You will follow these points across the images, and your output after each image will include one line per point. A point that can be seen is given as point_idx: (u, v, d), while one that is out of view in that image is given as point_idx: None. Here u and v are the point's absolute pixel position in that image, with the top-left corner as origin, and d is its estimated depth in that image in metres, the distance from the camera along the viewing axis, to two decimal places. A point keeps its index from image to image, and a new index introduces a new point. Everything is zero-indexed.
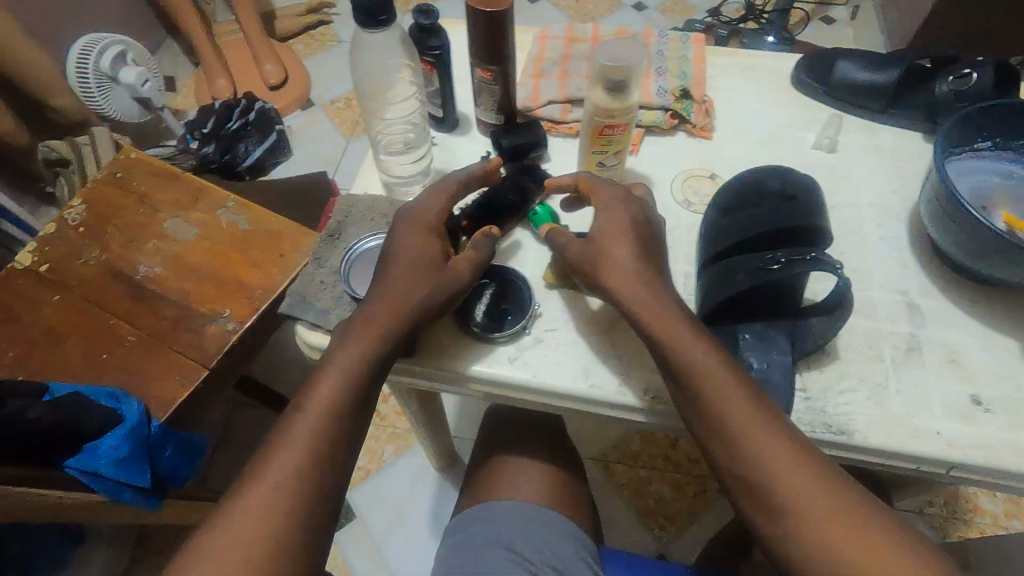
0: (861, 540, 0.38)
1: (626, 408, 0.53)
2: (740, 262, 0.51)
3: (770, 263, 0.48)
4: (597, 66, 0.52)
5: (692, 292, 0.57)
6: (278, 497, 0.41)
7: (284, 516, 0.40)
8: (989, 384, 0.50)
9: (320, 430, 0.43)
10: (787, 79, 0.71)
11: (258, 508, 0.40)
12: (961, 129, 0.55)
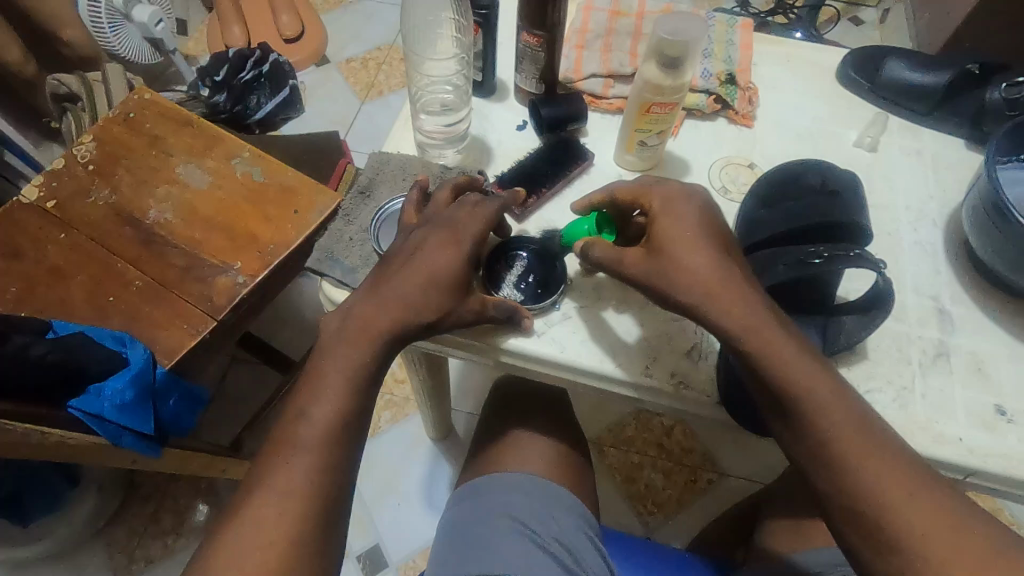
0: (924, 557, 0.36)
1: (649, 392, 0.53)
2: (782, 254, 0.50)
3: (810, 258, 0.48)
4: (655, 39, 0.50)
5: None
6: (305, 475, 0.41)
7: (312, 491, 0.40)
8: (1013, 396, 0.50)
9: (344, 393, 0.43)
10: (832, 73, 0.70)
11: (285, 485, 0.40)
12: (1012, 138, 0.54)
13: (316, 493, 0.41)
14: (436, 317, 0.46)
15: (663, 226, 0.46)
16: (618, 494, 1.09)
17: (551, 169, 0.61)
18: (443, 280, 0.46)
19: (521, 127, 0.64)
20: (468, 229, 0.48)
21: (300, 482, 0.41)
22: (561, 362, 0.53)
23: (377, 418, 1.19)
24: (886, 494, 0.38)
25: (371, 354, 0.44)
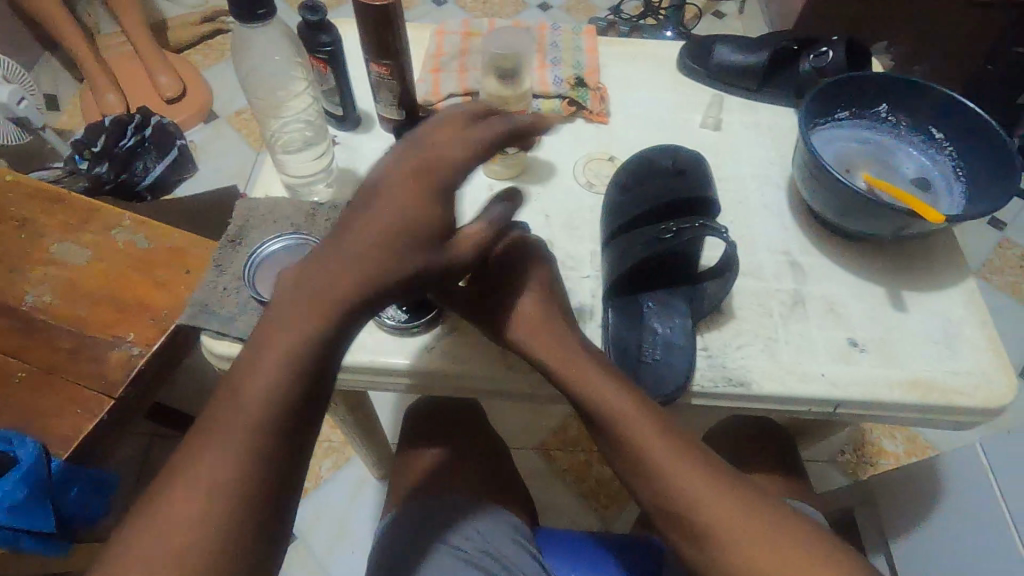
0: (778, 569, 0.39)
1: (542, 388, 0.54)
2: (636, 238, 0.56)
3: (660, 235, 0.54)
4: (489, 55, 0.54)
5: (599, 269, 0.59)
6: (203, 492, 0.35)
7: (217, 510, 0.34)
8: (863, 327, 0.56)
9: (265, 399, 0.36)
10: (674, 65, 0.75)
11: (181, 501, 0.34)
12: (822, 102, 0.61)
13: (219, 512, 0.34)
14: (365, 306, 0.40)
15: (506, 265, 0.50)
16: (570, 496, 1.10)
17: None
18: (377, 262, 0.40)
19: (389, 154, 0.66)
20: (393, 201, 0.41)
21: (194, 524, 0.34)
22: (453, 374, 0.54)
23: (317, 468, 1.15)
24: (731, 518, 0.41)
25: None
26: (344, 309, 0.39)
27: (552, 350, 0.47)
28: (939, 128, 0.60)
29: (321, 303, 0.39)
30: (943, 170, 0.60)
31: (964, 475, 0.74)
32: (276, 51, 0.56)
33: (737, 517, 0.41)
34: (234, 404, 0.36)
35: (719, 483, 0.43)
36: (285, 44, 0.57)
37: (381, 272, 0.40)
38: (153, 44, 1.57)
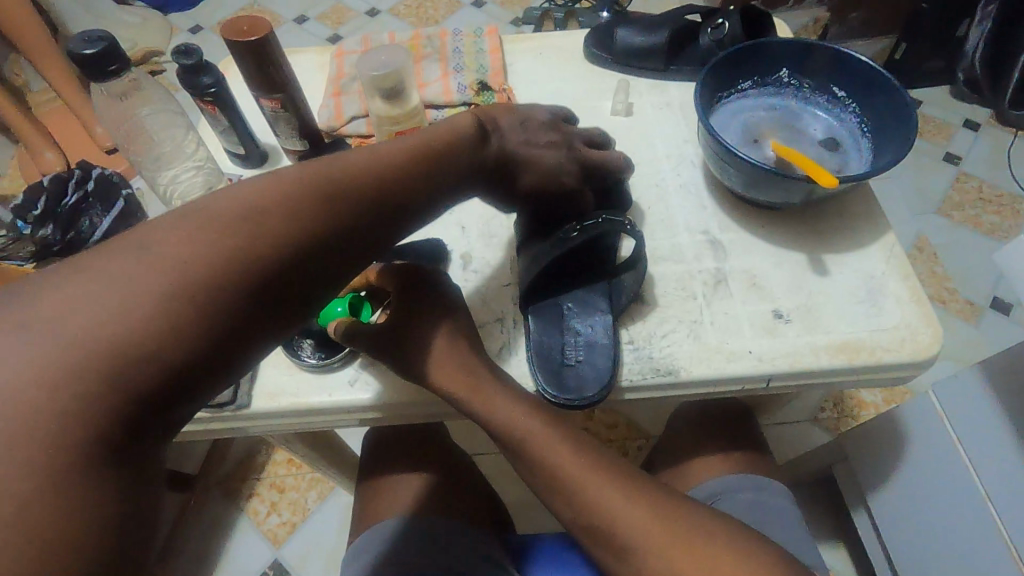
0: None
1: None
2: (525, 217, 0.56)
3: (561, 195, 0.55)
4: (368, 77, 0.52)
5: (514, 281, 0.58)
6: (153, 300, 0.32)
7: (153, 329, 0.32)
8: (785, 297, 0.55)
9: (249, 259, 0.36)
10: (581, 55, 0.74)
11: (133, 299, 0.32)
12: (720, 76, 0.60)
13: (152, 331, 0.32)
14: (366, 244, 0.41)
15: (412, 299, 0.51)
16: None
17: None
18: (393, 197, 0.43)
19: None
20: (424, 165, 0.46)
21: (123, 321, 0.32)
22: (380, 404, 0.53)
23: (303, 501, 1.14)
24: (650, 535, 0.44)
25: None
26: (289, 234, 0.37)
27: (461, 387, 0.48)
28: (840, 86, 0.60)
29: (350, 206, 0.40)
30: (850, 128, 0.60)
31: (921, 420, 0.74)
32: (149, 100, 0.58)
33: (656, 530, 0.45)
34: (218, 244, 0.35)
35: (639, 501, 0.46)
36: (158, 94, 0.59)
37: (331, 210, 0.39)
38: (83, 94, 1.52)
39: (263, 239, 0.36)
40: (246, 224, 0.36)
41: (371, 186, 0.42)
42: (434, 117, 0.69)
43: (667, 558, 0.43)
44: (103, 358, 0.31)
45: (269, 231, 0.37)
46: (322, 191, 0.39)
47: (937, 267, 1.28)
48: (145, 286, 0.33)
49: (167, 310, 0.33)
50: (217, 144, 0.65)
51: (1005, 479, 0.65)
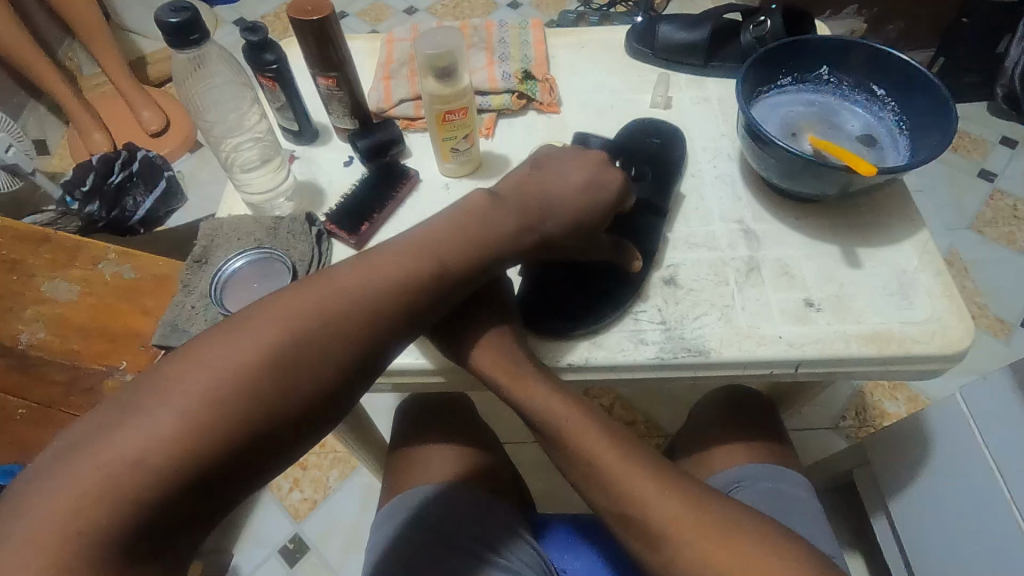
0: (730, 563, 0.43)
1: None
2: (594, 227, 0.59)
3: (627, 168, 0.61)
4: (422, 57, 0.55)
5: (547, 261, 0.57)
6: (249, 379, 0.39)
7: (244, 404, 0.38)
8: (817, 287, 0.57)
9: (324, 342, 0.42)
10: (622, 50, 0.76)
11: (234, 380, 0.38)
12: (761, 70, 0.62)
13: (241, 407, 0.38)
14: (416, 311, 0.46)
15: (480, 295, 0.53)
16: None
17: (376, 195, 0.63)
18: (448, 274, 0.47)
19: (347, 163, 0.68)
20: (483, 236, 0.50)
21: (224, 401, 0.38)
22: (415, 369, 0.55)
23: (325, 479, 1.17)
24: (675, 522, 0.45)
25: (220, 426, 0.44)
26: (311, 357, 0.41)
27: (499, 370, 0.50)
28: (881, 84, 0.61)
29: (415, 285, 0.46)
30: (888, 125, 0.61)
31: (948, 426, 0.74)
32: (218, 74, 0.62)
33: (685, 518, 0.45)
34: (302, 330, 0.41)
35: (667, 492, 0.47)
36: (227, 67, 0.62)
37: (350, 326, 0.42)
38: (133, 79, 1.58)
39: (286, 363, 0.40)
40: (275, 346, 0.40)
41: (391, 299, 0.44)
42: (479, 103, 0.71)
43: (696, 545, 0.44)
44: (187, 442, 0.36)
45: (294, 353, 0.40)
46: (346, 307, 0.43)
47: (968, 281, 1.27)
48: (188, 404, 0.37)
49: (202, 427, 0.37)
50: (275, 121, 0.69)
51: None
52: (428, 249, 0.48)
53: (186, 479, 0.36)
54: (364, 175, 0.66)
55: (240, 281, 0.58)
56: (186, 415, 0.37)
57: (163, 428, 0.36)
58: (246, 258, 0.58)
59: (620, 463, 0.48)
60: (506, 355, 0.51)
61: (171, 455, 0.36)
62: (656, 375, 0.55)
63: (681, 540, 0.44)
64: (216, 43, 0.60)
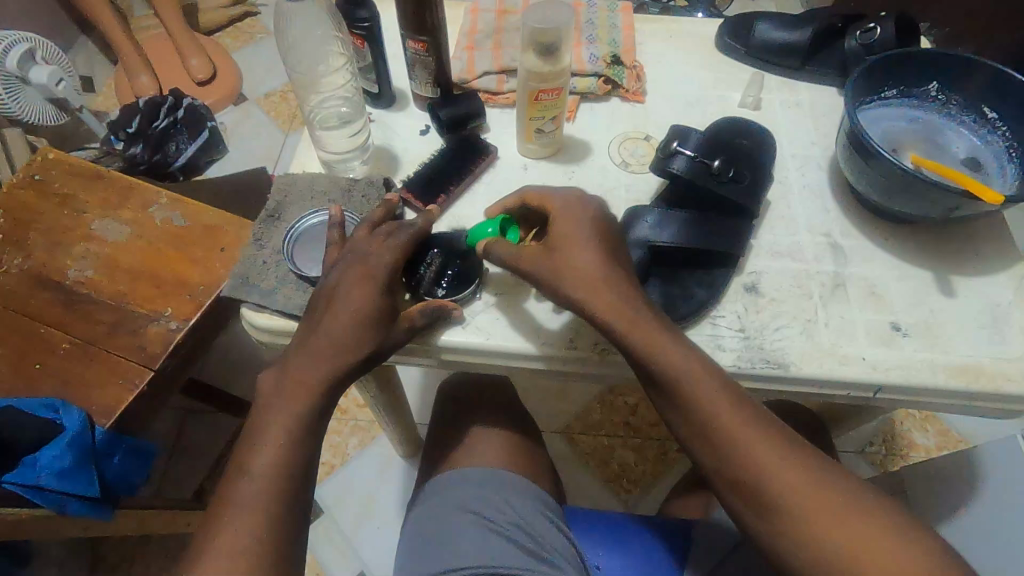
0: (830, 533, 0.42)
1: (576, 362, 0.54)
2: (675, 212, 0.55)
3: (712, 159, 0.55)
4: (528, 29, 0.53)
5: (653, 223, 0.55)
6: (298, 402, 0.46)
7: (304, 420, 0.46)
8: (905, 311, 0.54)
9: (330, 344, 0.46)
10: (712, 44, 0.74)
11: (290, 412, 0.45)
12: (870, 80, 0.59)
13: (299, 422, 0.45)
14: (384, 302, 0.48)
15: (565, 230, 0.49)
16: (595, 481, 1.15)
17: (456, 168, 0.62)
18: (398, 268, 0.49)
19: (424, 132, 0.66)
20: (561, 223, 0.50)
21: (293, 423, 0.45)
22: (489, 349, 0.54)
23: (344, 445, 1.17)
24: (776, 479, 0.44)
25: (307, 404, 0.46)
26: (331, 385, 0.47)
27: (611, 304, 0.48)
28: (993, 108, 0.58)
29: (365, 275, 0.48)
30: (996, 151, 0.58)
31: (1000, 466, 0.72)
32: (321, 27, 0.60)
33: (789, 475, 0.44)
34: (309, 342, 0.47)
35: (772, 449, 0.46)
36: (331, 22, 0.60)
37: (345, 357, 0.47)
38: (185, 25, 1.57)
39: (318, 399, 0.46)
40: (302, 390, 0.46)
41: (369, 318, 0.47)
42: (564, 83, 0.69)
43: (803, 510, 0.43)
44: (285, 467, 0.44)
45: (317, 388, 0.46)
46: (338, 339, 0.46)
47: None
48: (271, 455, 0.44)
49: (285, 462, 0.44)
50: None
51: None
52: (365, 278, 0.48)
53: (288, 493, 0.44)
54: (442, 147, 0.64)
55: (312, 239, 0.57)
56: (274, 466, 0.44)
57: (264, 481, 0.43)
58: (320, 218, 0.57)
59: (730, 407, 0.46)
60: (612, 290, 0.48)
61: (279, 495, 0.44)
62: (729, 383, 0.53)
63: (786, 502, 0.44)
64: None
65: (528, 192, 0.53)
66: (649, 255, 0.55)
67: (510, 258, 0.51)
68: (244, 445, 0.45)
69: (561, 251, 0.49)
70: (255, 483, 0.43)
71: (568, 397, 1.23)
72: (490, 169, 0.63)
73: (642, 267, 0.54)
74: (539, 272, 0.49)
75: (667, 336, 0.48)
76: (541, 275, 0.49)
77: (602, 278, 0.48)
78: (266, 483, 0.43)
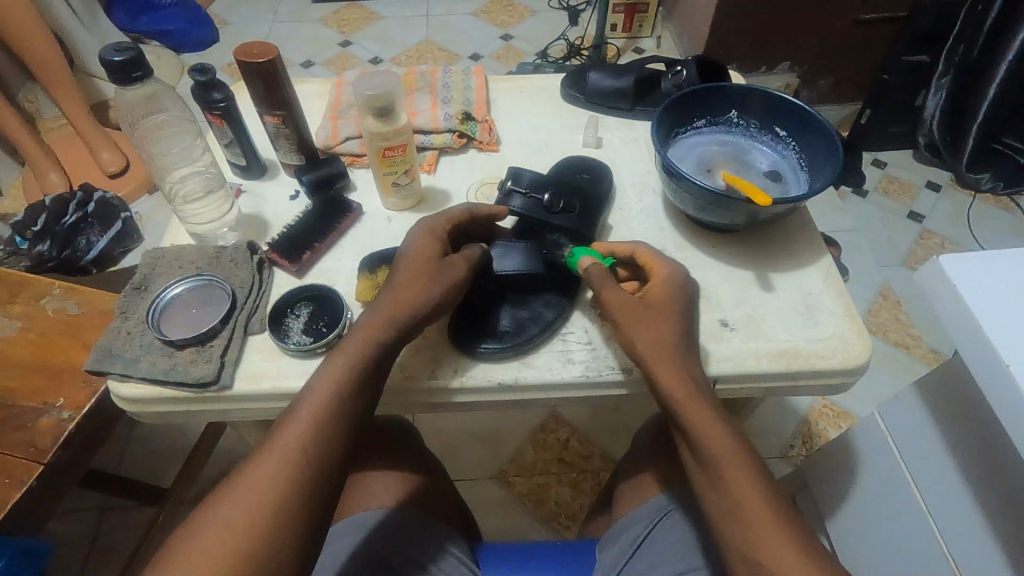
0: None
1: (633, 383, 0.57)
2: (517, 244, 0.61)
3: (542, 193, 0.61)
4: (362, 97, 0.59)
5: (501, 257, 0.61)
6: (302, 442, 0.47)
7: (303, 462, 0.46)
8: (732, 309, 0.61)
9: (335, 394, 0.49)
10: (558, 95, 0.82)
11: (288, 449, 0.46)
12: (677, 114, 0.68)
13: (304, 463, 0.46)
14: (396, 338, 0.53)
15: (654, 296, 0.56)
16: (534, 520, 1.13)
17: (321, 226, 0.66)
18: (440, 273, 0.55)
19: (293, 197, 0.70)
20: (654, 296, 0.56)
21: (284, 463, 0.46)
22: (505, 381, 0.57)
23: None
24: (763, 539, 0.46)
25: (312, 439, 0.47)
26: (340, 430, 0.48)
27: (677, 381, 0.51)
28: (782, 127, 0.67)
29: (377, 324, 0.52)
30: (791, 163, 0.67)
31: (871, 444, 0.76)
32: (166, 109, 0.66)
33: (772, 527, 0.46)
34: (309, 398, 0.49)
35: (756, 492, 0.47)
36: (175, 105, 0.67)
37: (350, 400, 0.50)
38: (94, 120, 1.52)
39: (320, 441, 0.47)
40: (307, 431, 0.47)
41: (379, 359, 0.52)
42: (422, 141, 0.76)
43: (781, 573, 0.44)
44: (266, 502, 0.44)
45: (317, 432, 0.48)
46: (343, 378, 0.50)
47: (901, 314, 1.33)
48: (253, 495, 0.44)
49: (270, 502, 0.44)
50: (224, 157, 0.72)
51: (944, 499, 0.65)
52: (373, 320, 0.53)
53: (263, 531, 0.43)
54: (309, 207, 0.69)
55: (179, 307, 0.59)
56: (267, 486, 0.45)
57: (244, 524, 0.43)
58: (188, 286, 0.60)
59: (728, 449, 0.49)
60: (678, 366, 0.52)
61: (269, 533, 0.43)
62: (583, 392, 0.58)
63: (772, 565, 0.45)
64: (162, 82, 0.64)
65: (641, 250, 0.59)
66: (501, 284, 0.60)
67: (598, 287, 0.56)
68: (226, 488, 0.46)
69: (649, 313, 0.54)
70: (232, 518, 0.44)
71: (499, 442, 1.22)
72: (355, 221, 0.68)
73: (494, 297, 0.60)
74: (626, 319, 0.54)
75: (702, 406, 0.50)
76: (622, 317, 0.54)
77: (666, 349, 0.52)
78: (242, 523, 0.43)
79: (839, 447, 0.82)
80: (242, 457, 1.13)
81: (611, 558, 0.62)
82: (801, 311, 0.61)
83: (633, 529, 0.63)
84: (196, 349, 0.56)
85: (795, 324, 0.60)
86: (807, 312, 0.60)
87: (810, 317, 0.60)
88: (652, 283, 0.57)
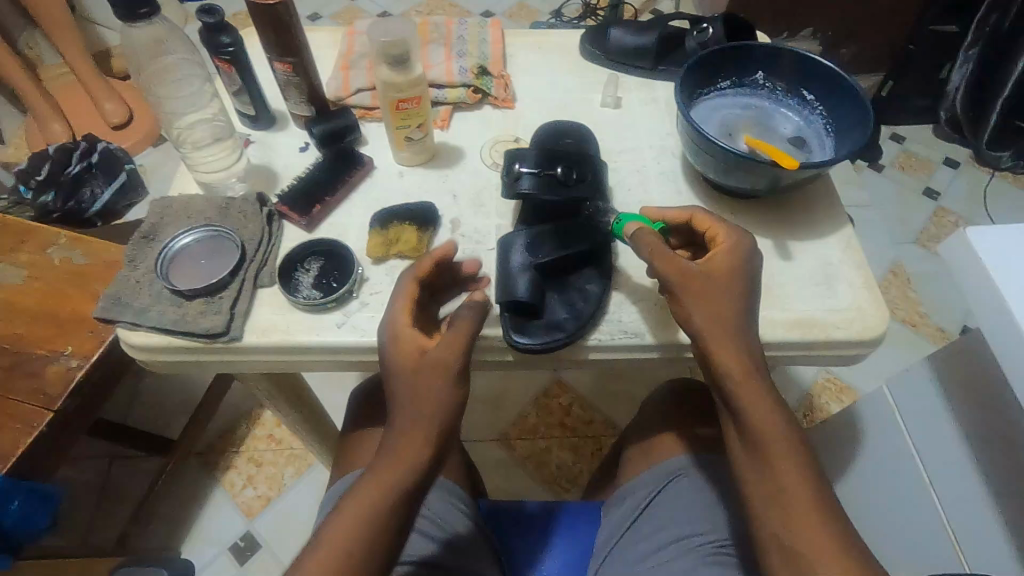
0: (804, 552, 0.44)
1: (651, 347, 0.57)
2: (538, 232, 0.58)
3: (554, 169, 0.58)
4: (377, 44, 0.57)
5: (524, 249, 0.58)
6: (356, 536, 0.45)
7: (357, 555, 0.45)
8: None
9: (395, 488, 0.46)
10: (578, 51, 0.79)
11: (342, 542, 0.45)
12: (700, 74, 0.66)
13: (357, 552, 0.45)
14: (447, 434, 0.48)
15: (716, 260, 0.52)
16: (534, 482, 1.15)
17: (332, 178, 0.65)
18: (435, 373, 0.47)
19: (303, 149, 0.69)
20: (721, 262, 0.52)
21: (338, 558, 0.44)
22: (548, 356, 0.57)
23: (280, 476, 1.09)
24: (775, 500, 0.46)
25: (370, 529, 0.45)
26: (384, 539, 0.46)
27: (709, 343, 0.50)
28: (810, 90, 0.65)
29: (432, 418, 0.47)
30: (817, 128, 0.65)
31: (880, 419, 0.76)
32: (173, 52, 0.66)
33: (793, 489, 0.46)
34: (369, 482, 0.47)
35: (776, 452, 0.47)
36: (182, 48, 0.65)
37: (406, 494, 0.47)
38: (95, 67, 1.48)
39: (373, 533, 0.46)
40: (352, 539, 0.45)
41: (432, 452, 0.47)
42: (435, 96, 0.73)
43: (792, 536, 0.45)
44: None
45: (371, 527, 0.46)
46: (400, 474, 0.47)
47: (911, 292, 1.32)
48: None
49: None
50: (233, 106, 0.71)
51: (951, 474, 0.65)
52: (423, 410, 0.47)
53: None
54: (320, 159, 0.67)
55: (188, 257, 0.59)
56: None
57: None
58: (196, 236, 0.59)
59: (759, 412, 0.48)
60: None
61: None
62: (597, 355, 0.58)
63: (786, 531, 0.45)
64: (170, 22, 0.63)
65: (698, 214, 0.56)
66: (536, 277, 0.57)
67: (650, 253, 0.52)
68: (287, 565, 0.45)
69: (711, 280, 0.51)
70: None
71: (503, 405, 1.22)
72: (364, 173, 0.66)
73: (536, 290, 0.56)
74: (694, 295, 0.50)
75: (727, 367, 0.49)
76: (677, 287, 0.51)
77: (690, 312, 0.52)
78: None
79: (845, 420, 0.81)
80: (248, 412, 1.15)
81: (615, 519, 0.63)
82: (821, 279, 0.60)
83: (639, 493, 0.63)
84: (206, 300, 0.55)
85: (814, 292, 0.59)
86: (825, 280, 0.59)
87: (829, 284, 0.59)
88: (719, 248, 0.52)
